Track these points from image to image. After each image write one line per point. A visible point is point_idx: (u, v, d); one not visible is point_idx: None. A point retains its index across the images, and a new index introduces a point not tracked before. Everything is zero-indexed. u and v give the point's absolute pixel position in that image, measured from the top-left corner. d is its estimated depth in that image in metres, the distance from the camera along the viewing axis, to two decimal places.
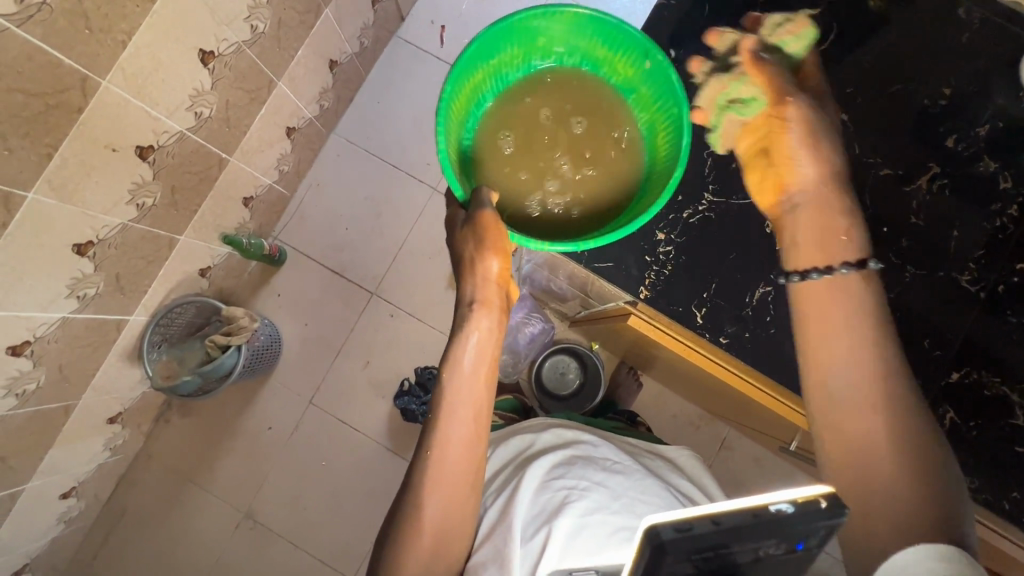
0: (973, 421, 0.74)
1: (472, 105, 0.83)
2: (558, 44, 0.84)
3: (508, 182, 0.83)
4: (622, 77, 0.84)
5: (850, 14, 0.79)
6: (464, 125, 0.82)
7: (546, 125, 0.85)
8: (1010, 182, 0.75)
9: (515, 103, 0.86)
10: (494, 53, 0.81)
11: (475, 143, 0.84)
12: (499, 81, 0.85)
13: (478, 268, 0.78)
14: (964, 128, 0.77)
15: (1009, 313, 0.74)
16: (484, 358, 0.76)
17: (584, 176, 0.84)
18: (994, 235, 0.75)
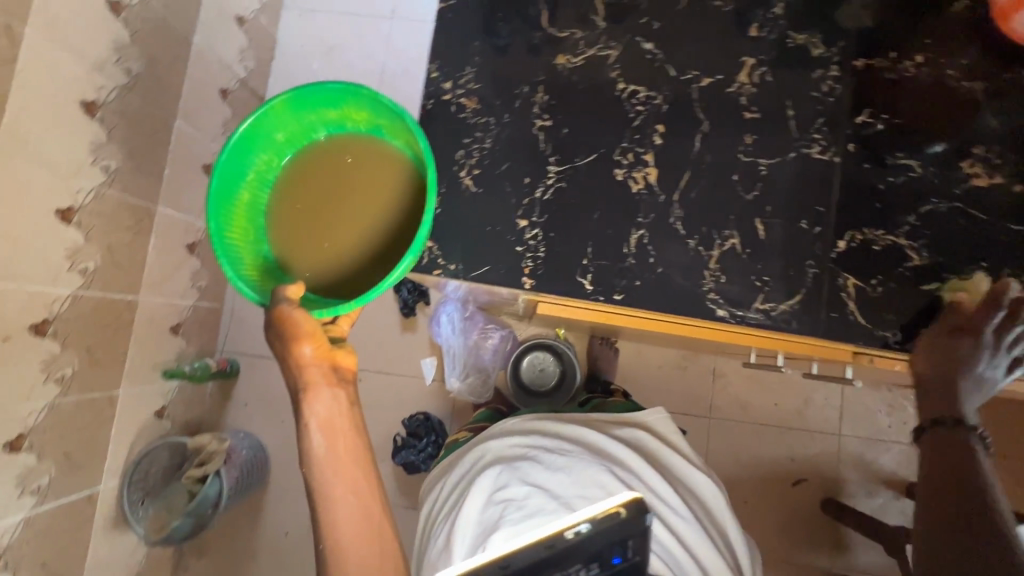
0: (875, 277, 0.73)
1: (256, 221, 0.86)
2: (295, 130, 0.87)
3: (311, 254, 0.85)
4: (364, 121, 0.86)
5: None
6: (257, 242, 0.85)
7: (323, 188, 0.87)
8: (821, 46, 0.77)
9: (291, 191, 0.88)
10: (244, 170, 0.84)
11: (274, 246, 0.86)
12: (271, 185, 0.88)
13: (291, 359, 0.74)
14: (762, 14, 0.78)
15: (867, 166, 0.75)
16: (335, 431, 0.74)
17: (373, 209, 0.85)
18: (827, 99, 0.76)
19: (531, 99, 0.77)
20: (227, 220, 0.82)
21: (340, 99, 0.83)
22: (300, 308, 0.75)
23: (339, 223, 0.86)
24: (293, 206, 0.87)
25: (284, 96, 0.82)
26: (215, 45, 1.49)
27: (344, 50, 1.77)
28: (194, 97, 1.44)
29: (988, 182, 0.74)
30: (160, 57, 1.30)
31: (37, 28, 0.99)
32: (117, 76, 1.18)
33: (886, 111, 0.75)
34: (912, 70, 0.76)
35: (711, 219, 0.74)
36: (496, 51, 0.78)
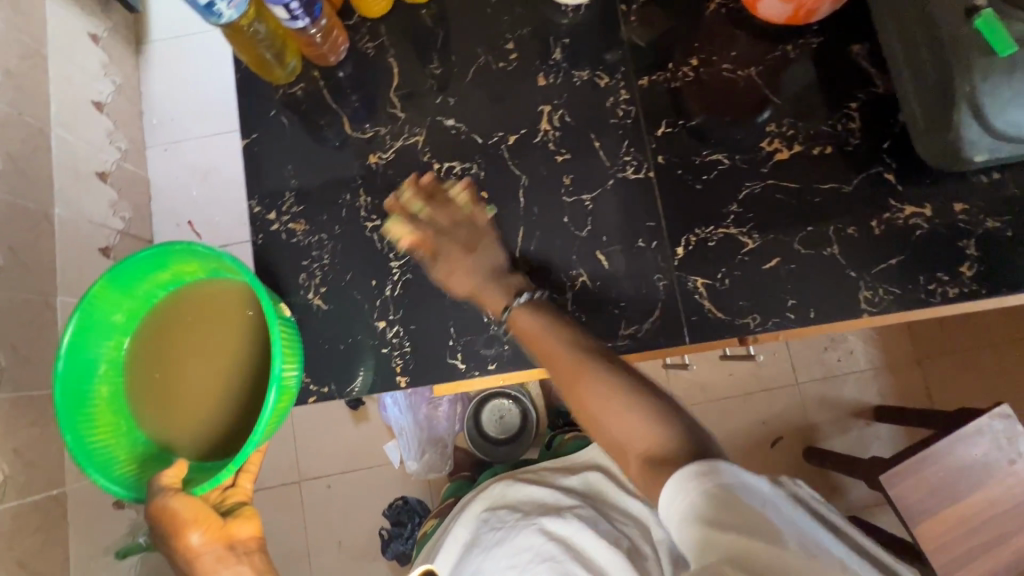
0: (721, 270, 0.76)
1: (121, 411, 0.75)
2: (130, 303, 0.76)
3: (191, 422, 0.76)
4: (200, 270, 0.77)
5: (401, 39, 0.83)
6: (129, 433, 0.75)
7: (184, 350, 0.78)
8: (606, 75, 0.81)
9: (151, 366, 0.78)
10: (88, 367, 0.73)
11: (149, 428, 0.76)
12: (129, 366, 0.77)
13: (178, 553, 0.66)
14: (545, 61, 0.82)
15: (680, 172, 0.79)
16: None
17: (239, 354, 0.77)
18: (625, 122, 0.80)
19: (355, 205, 0.79)
20: (85, 425, 0.71)
21: (165, 259, 0.74)
22: (179, 493, 0.66)
23: (211, 380, 0.77)
24: (156, 381, 0.77)
25: (104, 275, 0.71)
26: (79, 208, 1.27)
27: (222, 169, 1.61)
28: (72, 267, 1.21)
29: (790, 153, 0.79)
30: (25, 243, 1.08)
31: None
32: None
33: (681, 117, 0.80)
34: (691, 73, 0.82)
35: (555, 265, 0.76)
36: (310, 170, 0.80)
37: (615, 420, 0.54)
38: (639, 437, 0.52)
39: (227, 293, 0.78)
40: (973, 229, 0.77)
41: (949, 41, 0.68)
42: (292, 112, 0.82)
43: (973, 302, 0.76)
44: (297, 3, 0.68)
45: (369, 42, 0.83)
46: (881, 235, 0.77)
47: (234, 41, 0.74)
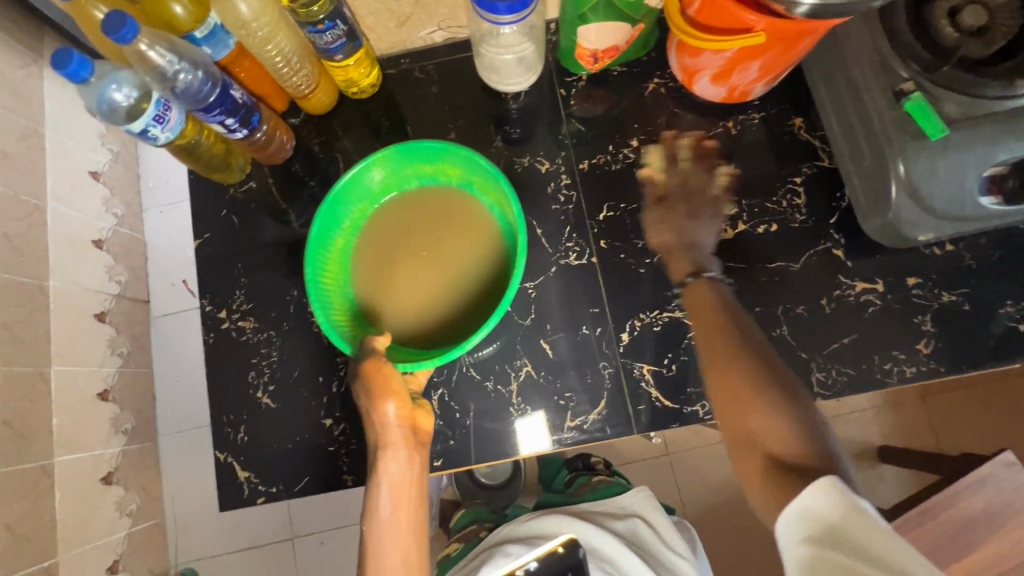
0: (668, 355, 0.75)
1: (346, 263, 0.79)
2: (389, 180, 0.80)
3: (404, 303, 0.77)
4: (457, 178, 0.79)
5: (348, 132, 0.86)
6: (346, 285, 0.78)
7: (417, 236, 0.79)
8: (547, 161, 0.82)
9: (383, 240, 0.80)
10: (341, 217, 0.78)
11: (366, 290, 0.78)
12: (366, 231, 0.81)
13: (374, 418, 0.66)
14: (487, 150, 0.83)
15: (623, 256, 0.78)
16: (401, 498, 0.66)
17: (470, 265, 0.78)
18: (567, 207, 0.80)
19: (303, 301, 0.80)
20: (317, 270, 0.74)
21: (437, 154, 0.77)
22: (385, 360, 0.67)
23: (433, 279, 0.77)
24: (388, 252, 0.79)
25: (389, 145, 0.76)
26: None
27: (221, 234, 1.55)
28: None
29: (734, 232, 0.78)
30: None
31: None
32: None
33: (623, 200, 0.80)
34: (633, 155, 0.82)
35: (499, 355, 0.76)
36: (262, 268, 0.82)
37: (750, 415, 0.56)
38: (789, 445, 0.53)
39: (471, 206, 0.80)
40: (929, 304, 0.74)
41: (878, 123, 0.67)
42: (245, 206, 0.84)
43: (933, 378, 0.74)
44: (233, 119, 0.71)
45: (316, 138, 0.85)
46: (832, 312, 0.75)
47: (182, 157, 0.76)
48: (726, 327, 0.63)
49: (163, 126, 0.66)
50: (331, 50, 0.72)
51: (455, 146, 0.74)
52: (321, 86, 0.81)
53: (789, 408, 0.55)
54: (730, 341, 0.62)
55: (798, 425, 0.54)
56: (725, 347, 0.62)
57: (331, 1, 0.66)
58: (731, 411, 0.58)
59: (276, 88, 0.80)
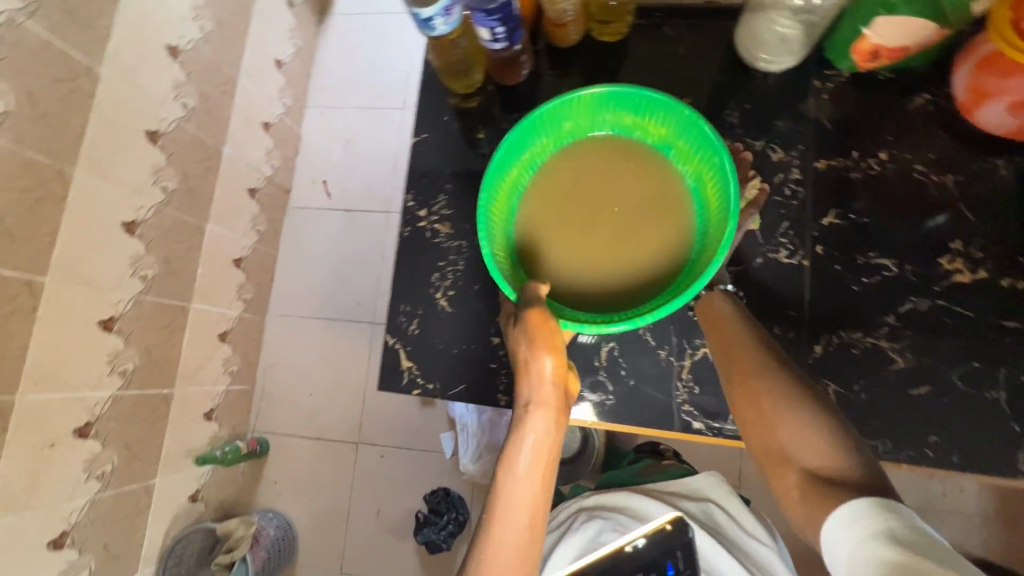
0: (858, 382, 0.71)
1: (513, 200, 0.76)
2: (583, 122, 0.75)
3: (568, 254, 0.72)
4: (655, 135, 0.74)
5: (580, 71, 0.85)
6: (508, 222, 0.75)
7: (595, 188, 0.74)
8: (781, 149, 0.79)
9: (557, 181, 0.75)
10: (523, 149, 0.74)
11: (529, 229, 0.74)
12: (542, 171, 0.77)
13: (531, 369, 0.63)
14: (719, 124, 0.81)
15: (839, 268, 0.74)
16: (542, 461, 0.61)
17: (648, 231, 0.72)
18: (790, 202, 0.77)
19: None
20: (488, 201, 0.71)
21: (644, 106, 0.71)
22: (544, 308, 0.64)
23: (603, 237, 0.72)
24: (562, 195, 0.75)
25: (596, 86, 0.71)
26: (242, 150, 1.47)
27: (362, 138, 1.72)
28: (224, 201, 1.42)
29: (972, 278, 0.71)
30: (195, 173, 1.29)
31: (84, 169, 1.02)
32: (156, 195, 1.19)
33: (853, 211, 0.75)
34: (876, 167, 0.76)
35: (680, 328, 0.75)
36: (467, 180, 0.84)
37: (776, 420, 0.59)
38: (811, 449, 0.56)
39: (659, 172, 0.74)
40: None
41: None
42: (467, 118, 0.87)
43: None
44: (502, 28, 0.72)
45: (548, 70, 0.86)
46: None
47: (437, 53, 0.79)
48: (749, 339, 0.65)
49: (445, 19, 0.69)
50: None
51: (668, 100, 0.69)
52: (579, 17, 0.80)
53: (819, 420, 0.57)
54: (738, 342, 0.65)
55: (823, 428, 0.57)
56: (742, 356, 0.64)
57: None
58: (762, 420, 0.60)
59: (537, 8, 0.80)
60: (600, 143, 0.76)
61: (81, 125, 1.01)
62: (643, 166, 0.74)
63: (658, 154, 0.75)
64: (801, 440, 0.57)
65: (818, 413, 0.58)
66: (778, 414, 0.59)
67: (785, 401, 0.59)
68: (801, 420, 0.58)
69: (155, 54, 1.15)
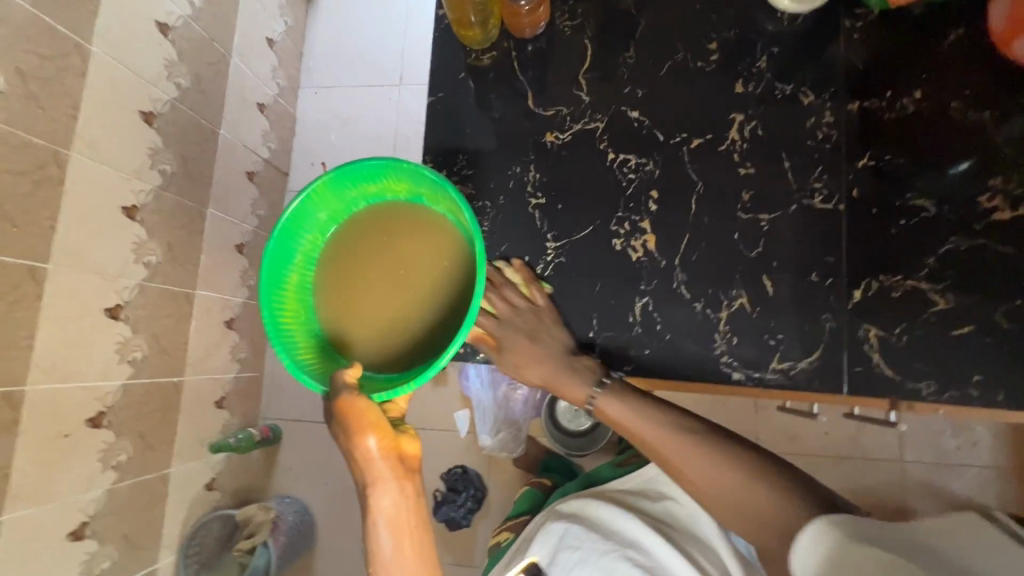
0: (899, 326, 0.69)
1: (305, 300, 0.74)
2: (336, 205, 0.74)
3: (369, 327, 0.72)
4: (407, 189, 0.74)
5: (600, 20, 0.82)
6: (309, 323, 0.73)
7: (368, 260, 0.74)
8: (812, 93, 0.76)
9: (337, 268, 0.74)
10: (291, 254, 0.72)
11: (326, 326, 0.73)
12: (321, 262, 0.75)
13: (358, 454, 0.61)
14: (747, 69, 0.78)
15: (876, 211, 0.72)
16: (402, 528, 0.60)
17: (426, 282, 0.73)
18: (823, 147, 0.75)
19: (524, 179, 0.80)
20: (278, 310, 0.70)
21: (379, 169, 0.72)
22: (360, 393, 0.63)
23: (393, 300, 0.72)
24: (345, 281, 0.74)
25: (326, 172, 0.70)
26: (239, 133, 1.42)
27: (361, 116, 1.67)
28: (222, 183, 1.37)
29: (1014, 215, 0.69)
30: (193, 156, 1.25)
31: (80, 150, 0.98)
32: (153, 179, 1.14)
33: (888, 153, 0.73)
34: (912, 106, 0.74)
35: (716, 280, 0.73)
36: (487, 139, 0.82)
37: (737, 500, 0.58)
38: (771, 507, 0.56)
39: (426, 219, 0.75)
40: None
41: None
42: (485, 75, 0.84)
43: None
44: None
45: (567, 21, 0.83)
46: None
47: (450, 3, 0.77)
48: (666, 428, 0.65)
49: None
50: None
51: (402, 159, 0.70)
52: None
53: (746, 472, 0.59)
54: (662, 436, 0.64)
55: (761, 487, 0.57)
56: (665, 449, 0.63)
57: None
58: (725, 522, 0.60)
59: None
60: (361, 214, 0.76)
61: (73, 107, 0.97)
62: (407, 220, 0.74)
63: (417, 204, 0.75)
64: (767, 506, 0.56)
65: (759, 477, 0.58)
66: (738, 497, 0.58)
67: (728, 489, 0.59)
68: (741, 483, 0.58)
69: (145, 32, 1.10)
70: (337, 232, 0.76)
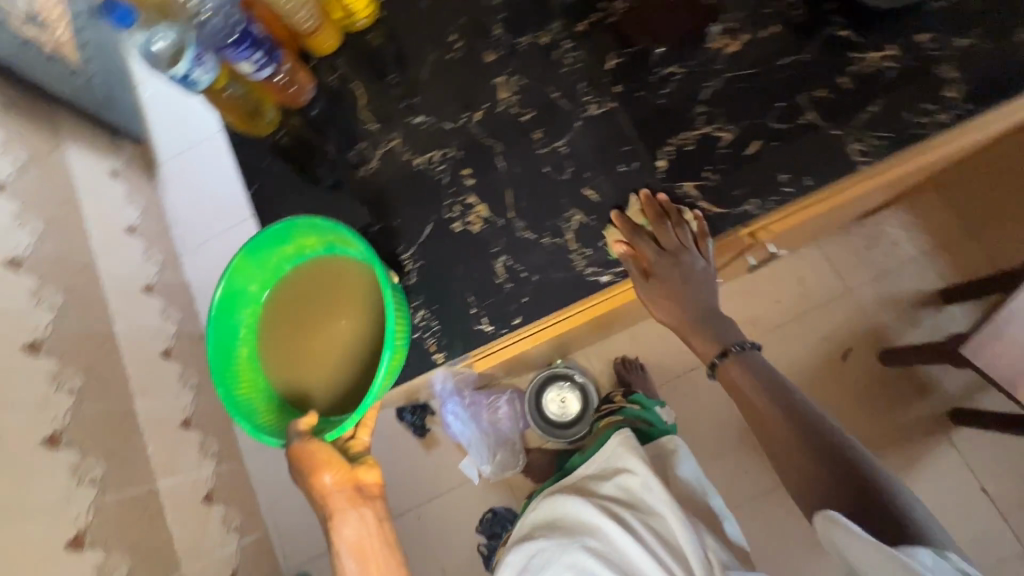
0: (707, 169, 0.78)
1: (256, 366, 0.86)
2: (263, 275, 0.87)
3: (316, 374, 0.85)
4: (317, 245, 0.86)
5: (357, 65, 0.92)
6: (263, 385, 0.86)
7: (302, 316, 0.87)
8: (545, 32, 0.86)
9: (279, 329, 0.87)
10: (234, 329, 0.85)
11: (280, 383, 0.86)
12: (263, 327, 0.88)
13: (317, 492, 0.76)
14: (487, 40, 0.88)
15: (641, 93, 0.81)
16: (366, 550, 0.77)
17: (356, 325, 0.85)
18: (576, 66, 0.84)
19: (357, 217, 0.86)
20: (231, 379, 0.82)
21: (287, 234, 0.84)
22: (313, 438, 0.76)
23: (331, 347, 0.86)
24: (288, 337, 0.87)
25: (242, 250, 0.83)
26: (134, 319, 1.17)
27: None
28: (142, 374, 1.10)
29: (739, 44, 0.81)
30: (96, 359, 1.00)
31: None
32: (64, 400, 0.89)
33: (627, 46, 0.83)
34: (624, 5, 0.85)
35: (549, 212, 0.80)
36: (313, 202, 0.88)
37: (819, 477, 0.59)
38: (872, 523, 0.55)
39: (339, 267, 0.87)
40: (943, 53, 0.76)
41: None
42: (289, 151, 0.91)
43: (969, 121, 0.74)
44: (260, 54, 0.76)
45: (331, 77, 0.92)
46: (853, 89, 0.77)
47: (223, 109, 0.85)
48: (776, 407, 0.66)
49: (202, 68, 0.73)
50: None
51: (300, 220, 0.81)
52: (325, 23, 0.88)
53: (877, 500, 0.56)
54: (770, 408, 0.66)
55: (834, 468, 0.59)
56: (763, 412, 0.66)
57: None
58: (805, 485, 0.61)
59: (289, 35, 0.87)
60: (287, 278, 0.89)
61: None
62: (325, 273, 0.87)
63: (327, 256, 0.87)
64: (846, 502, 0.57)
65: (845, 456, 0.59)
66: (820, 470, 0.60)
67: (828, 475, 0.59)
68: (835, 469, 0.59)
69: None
70: (269, 299, 0.88)
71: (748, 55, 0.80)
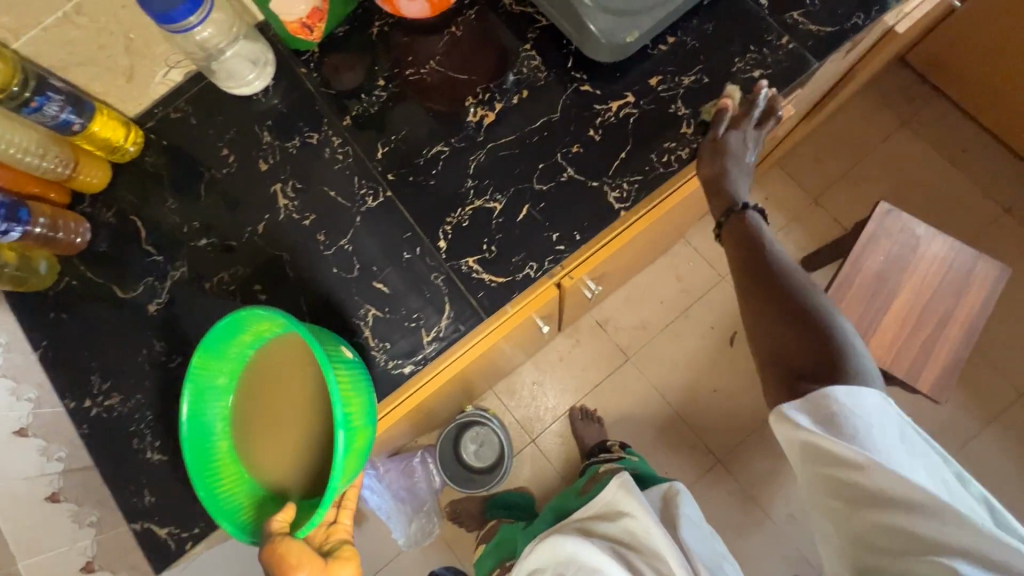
0: (485, 240, 0.80)
1: (241, 461, 0.77)
2: (229, 363, 0.77)
3: (295, 466, 0.77)
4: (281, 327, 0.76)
5: (133, 195, 0.89)
6: (248, 480, 0.77)
7: (278, 400, 0.78)
8: (312, 131, 0.87)
9: (257, 417, 0.78)
10: (207, 424, 0.76)
11: (265, 475, 0.78)
12: (239, 418, 0.78)
13: None
14: (259, 149, 0.87)
15: (411, 178, 0.83)
16: None
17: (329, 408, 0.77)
18: (347, 161, 0.85)
19: (155, 355, 0.83)
20: (212, 478, 0.73)
21: (246, 323, 0.73)
22: (288, 539, 0.70)
23: (312, 434, 0.77)
24: (264, 425, 0.78)
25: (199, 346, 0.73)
26: None
27: None
28: None
29: (495, 113, 0.83)
30: None
31: None
32: None
33: (392, 133, 0.85)
34: (384, 93, 0.87)
35: (343, 313, 0.80)
36: (113, 345, 0.84)
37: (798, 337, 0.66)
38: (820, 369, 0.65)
39: (309, 346, 0.77)
40: (674, 93, 0.82)
41: None
42: (77, 298, 0.86)
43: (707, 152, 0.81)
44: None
45: (108, 213, 0.89)
46: (602, 139, 0.82)
47: None
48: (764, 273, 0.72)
49: None
50: (63, 122, 0.77)
51: (246, 310, 0.70)
52: (81, 165, 0.84)
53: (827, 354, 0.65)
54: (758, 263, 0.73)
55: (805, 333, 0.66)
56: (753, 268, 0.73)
57: (30, 77, 0.72)
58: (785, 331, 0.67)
59: (50, 185, 0.83)
60: (259, 362, 0.79)
61: None
62: (297, 354, 0.77)
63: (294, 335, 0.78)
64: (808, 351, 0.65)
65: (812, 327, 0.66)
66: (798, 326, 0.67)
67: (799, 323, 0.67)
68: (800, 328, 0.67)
69: None
70: (241, 388, 0.78)
71: (504, 122, 0.83)
